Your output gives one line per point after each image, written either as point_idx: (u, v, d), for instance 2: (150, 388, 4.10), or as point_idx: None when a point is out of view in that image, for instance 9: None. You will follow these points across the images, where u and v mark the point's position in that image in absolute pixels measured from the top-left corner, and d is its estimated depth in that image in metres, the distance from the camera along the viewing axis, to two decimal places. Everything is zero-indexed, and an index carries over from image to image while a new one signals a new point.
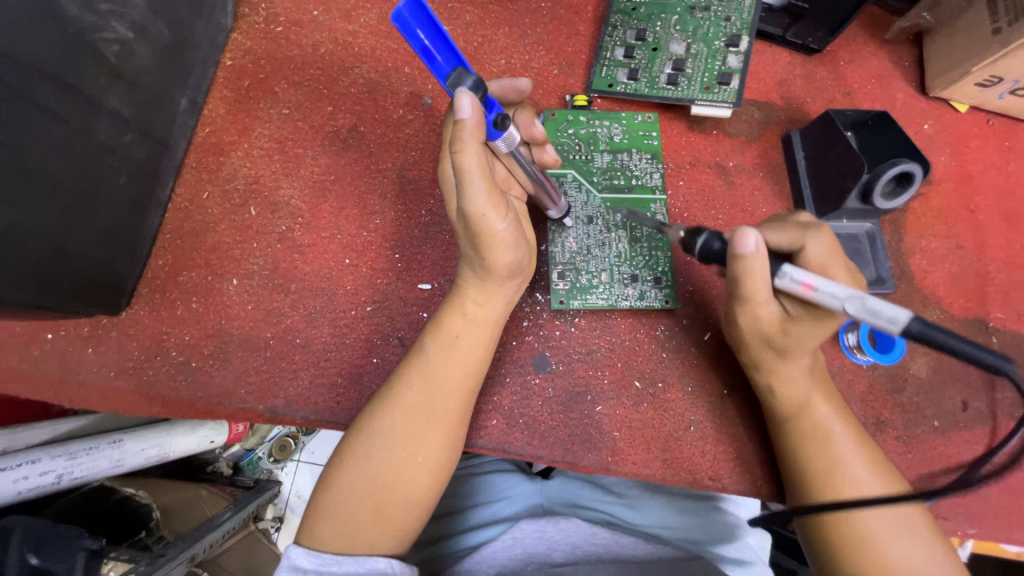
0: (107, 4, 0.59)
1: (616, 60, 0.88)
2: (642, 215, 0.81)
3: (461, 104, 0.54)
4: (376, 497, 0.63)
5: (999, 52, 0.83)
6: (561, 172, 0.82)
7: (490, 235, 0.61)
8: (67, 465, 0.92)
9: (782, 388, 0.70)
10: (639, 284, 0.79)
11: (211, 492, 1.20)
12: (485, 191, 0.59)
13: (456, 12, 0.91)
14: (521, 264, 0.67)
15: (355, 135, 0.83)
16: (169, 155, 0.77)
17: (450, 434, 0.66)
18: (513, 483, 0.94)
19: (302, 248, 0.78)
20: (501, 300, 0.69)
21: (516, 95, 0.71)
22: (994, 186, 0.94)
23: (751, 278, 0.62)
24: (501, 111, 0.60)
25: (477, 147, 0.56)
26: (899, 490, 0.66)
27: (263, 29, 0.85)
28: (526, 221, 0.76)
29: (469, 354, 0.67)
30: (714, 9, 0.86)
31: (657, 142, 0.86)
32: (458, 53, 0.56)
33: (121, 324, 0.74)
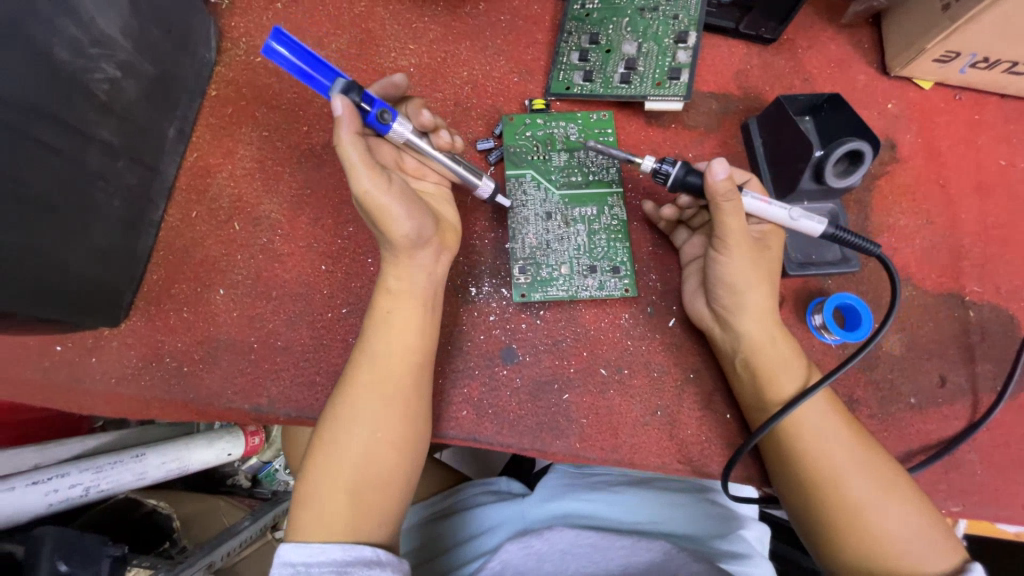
0: (96, 48, 0.67)
1: (572, 64, 0.92)
2: (599, 208, 0.84)
3: (335, 105, 0.65)
4: (349, 478, 0.67)
5: (949, 27, 0.84)
6: (519, 173, 0.86)
7: (381, 209, 0.67)
8: (95, 477, 1.00)
9: (763, 330, 0.74)
10: (598, 275, 0.82)
11: (228, 503, 1.25)
12: (366, 171, 0.66)
13: (421, 31, 0.97)
14: (423, 233, 0.71)
15: (329, 150, 0.89)
16: (161, 179, 0.84)
17: (406, 410, 0.71)
18: (500, 508, 0.97)
19: (282, 257, 0.84)
20: (418, 271, 0.74)
21: (396, 90, 0.79)
22: (964, 159, 0.94)
23: (731, 200, 0.70)
24: (383, 106, 0.70)
25: (352, 135, 0.65)
26: (868, 443, 0.71)
27: (244, 61, 0.93)
28: (447, 202, 0.82)
29: (408, 331, 0.73)
30: (662, 9, 0.90)
31: (613, 138, 0.90)
32: (333, 68, 0.69)
33: (121, 335, 0.80)
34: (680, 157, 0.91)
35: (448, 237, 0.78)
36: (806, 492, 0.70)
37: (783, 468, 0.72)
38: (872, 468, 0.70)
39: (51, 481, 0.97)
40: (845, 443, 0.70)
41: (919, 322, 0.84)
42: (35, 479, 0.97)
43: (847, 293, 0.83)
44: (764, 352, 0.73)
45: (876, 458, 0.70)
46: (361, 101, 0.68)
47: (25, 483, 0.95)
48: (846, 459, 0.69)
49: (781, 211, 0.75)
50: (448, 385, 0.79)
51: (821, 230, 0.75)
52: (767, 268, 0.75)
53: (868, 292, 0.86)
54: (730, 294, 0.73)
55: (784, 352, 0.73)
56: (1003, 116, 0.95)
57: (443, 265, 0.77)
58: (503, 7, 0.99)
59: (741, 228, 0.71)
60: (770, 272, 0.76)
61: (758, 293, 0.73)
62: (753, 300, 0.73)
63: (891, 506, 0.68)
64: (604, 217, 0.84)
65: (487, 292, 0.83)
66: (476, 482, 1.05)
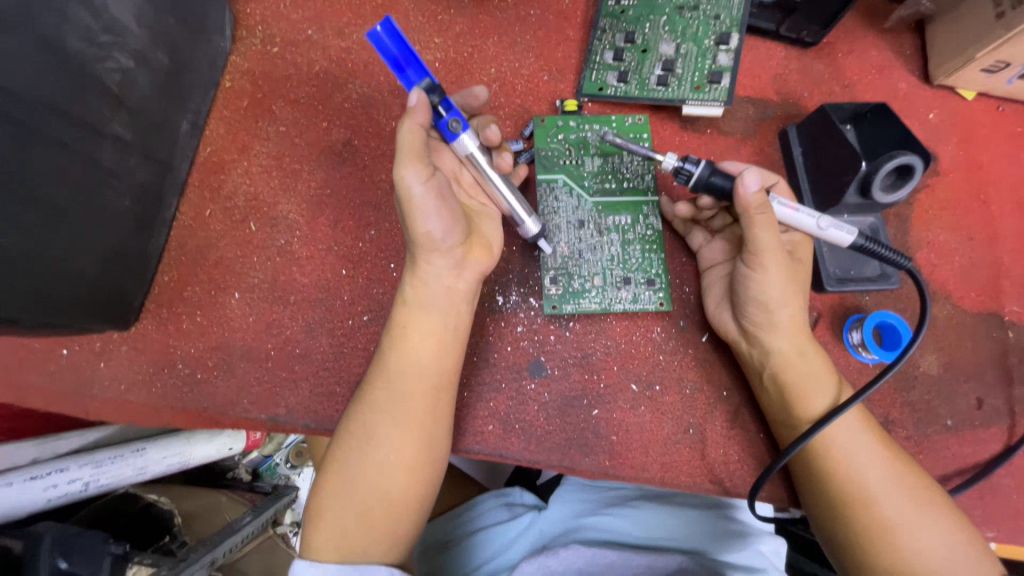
0: (108, 36, 0.63)
1: (605, 64, 0.88)
2: (634, 217, 0.81)
3: (411, 97, 0.66)
4: (361, 498, 0.65)
5: (1003, 37, 0.80)
6: (551, 178, 0.82)
7: (410, 201, 0.65)
8: (94, 472, 0.97)
9: (793, 349, 0.71)
10: (633, 287, 0.79)
11: (230, 498, 1.19)
12: (410, 158, 0.64)
13: (446, 24, 0.92)
14: (446, 238, 0.68)
15: (349, 148, 0.85)
16: (174, 175, 0.80)
17: (415, 429, 0.67)
18: (513, 523, 0.95)
19: (300, 260, 0.80)
20: (435, 282, 0.70)
21: (475, 102, 0.80)
22: (1006, 174, 0.91)
23: (763, 215, 0.67)
24: (458, 115, 0.68)
25: (414, 124, 0.65)
26: (904, 467, 0.69)
27: (260, 50, 0.88)
28: (492, 223, 0.77)
29: (421, 345, 0.69)
30: (703, 8, 0.86)
31: (648, 143, 0.86)
32: (426, 68, 0.68)
33: (131, 339, 0.77)
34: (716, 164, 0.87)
35: (477, 251, 0.73)
36: (833, 510, 0.68)
37: (812, 487, 0.70)
38: (907, 491, 0.67)
39: (50, 476, 0.94)
40: (879, 467, 0.68)
41: (957, 343, 0.82)
42: (34, 473, 0.94)
43: (888, 311, 0.80)
44: (793, 369, 0.71)
45: (912, 483, 0.68)
46: (440, 105, 0.67)
47: (23, 478, 0.92)
48: (876, 475, 0.68)
49: (808, 219, 0.72)
50: (473, 398, 0.76)
51: (850, 240, 0.72)
52: (799, 285, 0.72)
53: (905, 310, 0.83)
54: (758, 309, 0.71)
55: (817, 368, 0.71)
56: None
57: (465, 281, 0.72)
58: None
59: (774, 242, 0.67)
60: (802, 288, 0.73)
61: (790, 309, 0.70)
62: (783, 314, 0.70)
63: (926, 526, 0.66)
64: (638, 225, 0.81)
65: (515, 302, 0.80)
66: (492, 495, 1.03)
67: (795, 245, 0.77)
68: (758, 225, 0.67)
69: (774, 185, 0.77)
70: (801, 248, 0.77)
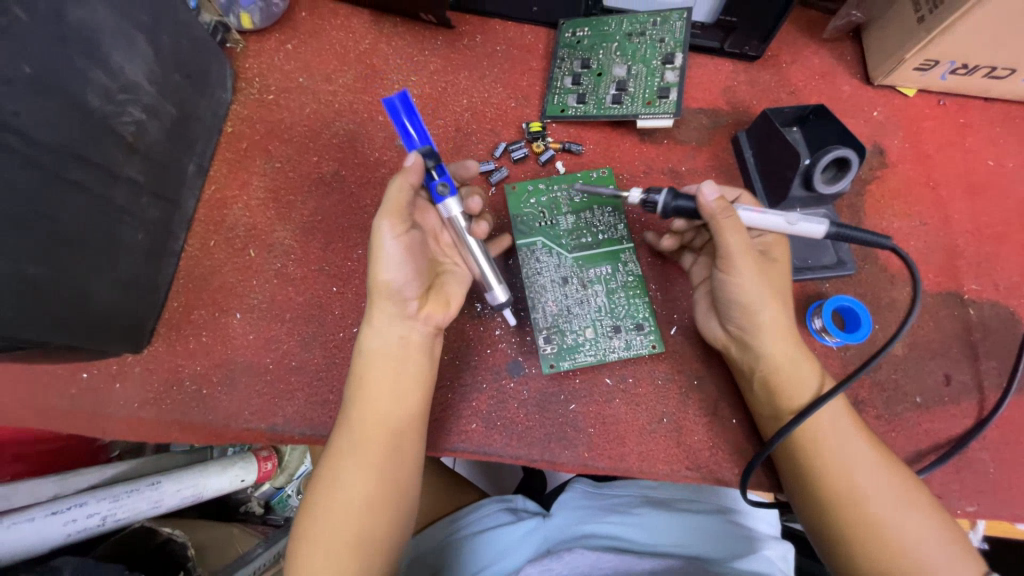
0: (124, 94, 0.73)
1: (565, 88, 0.97)
2: (614, 266, 0.84)
3: (409, 158, 0.74)
4: (331, 546, 0.67)
5: (925, 38, 0.88)
6: (530, 241, 0.86)
7: (379, 250, 0.72)
8: (111, 506, 1.01)
9: (775, 350, 0.73)
10: (624, 334, 0.82)
11: (242, 530, 1.27)
12: (386, 213, 0.71)
13: (422, 64, 1.03)
14: (403, 289, 0.74)
15: (338, 178, 0.94)
16: (181, 212, 0.89)
17: (376, 474, 0.70)
18: (519, 528, 0.96)
19: (295, 281, 0.87)
20: (394, 333, 0.75)
21: (466, 172, 0.88)
22: (952, 162, 0.96)
23: (729, 219, 0.71)
24: (447, 181, 0.76)
25: (403, 181, 0.72)
26: (896, 467, 0.69)
27: (257, 98, 0.99)
28: (456, 284, 0.83)
29: (381, 396, 0.73)
30: (649, 33, 0.95)
31: (617, 195, 0.89)
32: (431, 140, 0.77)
33: (143, 360, 0.84)
34: (673, 170, 0.94)
35: (435, 305, 0.78)
36: (818, 501, 0.69)
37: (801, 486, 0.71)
38: (900, 490, 0.68)
39: (71, 511, 0.99)
40: (871, 467, 0.69)
41: (919, 322, 0.85)
42: (56, 508, 0.98)
43: (846, 295, 0.84)
44: (782, 373, 0.73)
45: (902, 483, 0.68)
46: (434, 169, 0.76)
47: (45, 513, 0.97)
48: (864, 466, 0.68)
49: (777, 219, 0.73)
50: (456, 399, 0.81)
51: (824, 230, 0.72)
52: (778, 288, 0.74)
53: (866, 294, 0.87)
54: (734, 311, 0.74)
55: (802, 365, 0.73)
56: (987, 118, 0.98)
57: (420, 332, 0.76)
58: (498, 38, 1.05)
59: (745, 243, 0.71)
60: (783, 291, 0.75)
61: (769, 312, 0.73)
62: (764, 317, 0.73)
63: (907, 513, 0.66)
64: (619, 274, 0.84)
65: (493, 308, 0.86)
66: (495, 500, 1.03)
67: (771, 244, 0.78)
68: (725, 228, 0.71)
69: (739, 198, 0.82)
70: (776, 249, 0.78)
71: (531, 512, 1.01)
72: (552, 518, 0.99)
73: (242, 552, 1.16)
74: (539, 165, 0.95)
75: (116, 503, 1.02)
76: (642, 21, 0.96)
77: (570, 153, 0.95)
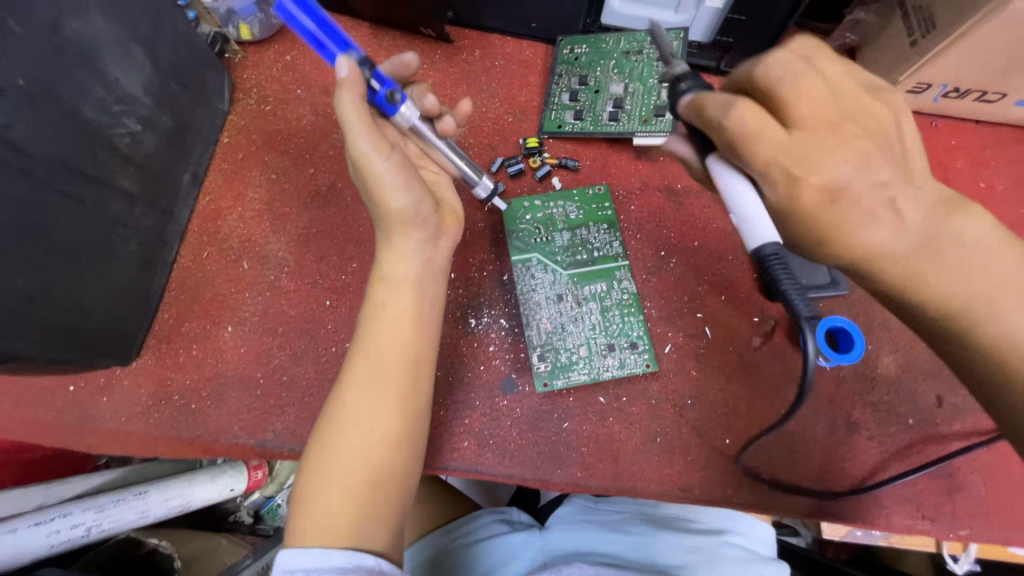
0: (120, 105, 0.73)
1: (562, 105, 0.98)
2: (609, 284, 0.85)
3: (340, 68, 0.67)
4: (351, 479, 0.64)
5: (920, 61, 0.89)
6: (525, 257, 0.86)
7: (375, 175, 0.68)
8: (96, 517, 0.98)
9: (933, 286, 0.54)
10: (617, 353, 0.82)
11: (230, 542, 1.23)
12: (365, 133, 0.66)
13: (420, 78, 1.03)
14: (419, 211, 0.72)
15: (333, 191, 0.94)
16: (175, 223, 0.88)
17: (398, 398, 0.68)
18: (515, 538, 0.97)
19: (288, 294, 0.87)
20: (417, 257, 0.74)
21: (406, 70, 0.80)
22: (944, 183, 0.97)
23: (715, 169, 0.63)
24: (394, 87, 0.72)
25: (352, 96, 0.66)
26: None
27: (255, 109, 0.99)
28: (449, 190, 0.85)
29: (401, 318, 0.71)
30: (646, 52, 0.96)
31: (612, 212, 0.90)
32: (345, 39, 0.72)
33: (131, 373, 0.83)
34: (669, 187, 0.95)
35: (447, 221, 0.79)
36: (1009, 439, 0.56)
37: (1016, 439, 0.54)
38: None
39: (54, 522, 0.94)
40: None
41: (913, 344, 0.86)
42: (38, 519, 0.93)
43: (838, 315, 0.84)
44: (922, 297, 0.55)
45: None
46: (372, 78, 0.71)
47: (27, 524, 0.92)
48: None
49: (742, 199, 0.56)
50: (449, 416, 0.80)
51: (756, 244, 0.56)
52: (902, 215, 0.53)
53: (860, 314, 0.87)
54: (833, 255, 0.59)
55: (990, 283, 0.53)
56: (979, 141, 0.99)
57: (441, 252, 0.77)
58: (497, 53, 1.05)
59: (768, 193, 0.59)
60: (924, 206, 0.54)
61: (887, 243, 0.54)
62: (878, 254, 0.54)
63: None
64: (614, 292, 0.84)
65: (487, 323, 0.85)
66: (490, 510, 1.05)
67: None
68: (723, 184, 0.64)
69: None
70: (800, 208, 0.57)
71: (526, 524, 1.02)
72: (549, 531, 0.98)
73: (229, 564, 1.12)
74: (536, 181, 0.95)
75: (101, 514, 0.99)
76: (639, 40, 0.97)
77: (567, 168, 0.95)
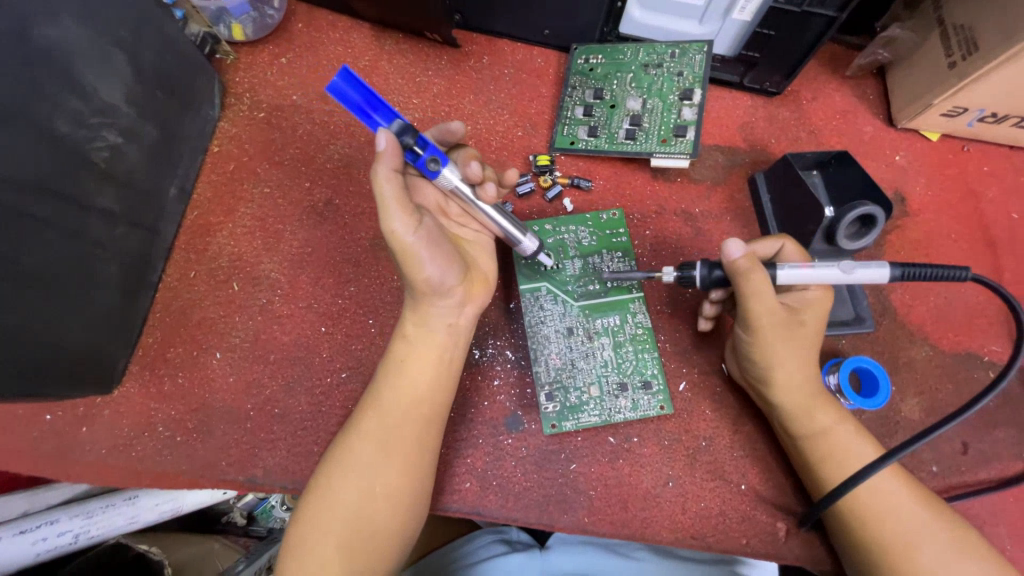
0: (98, 117, 0.67)
1: (576, 119, 0.92)
2: (622, 317, 0.80)
3: (378, 140, 0.63)
4: (346, 541, 0.61)
5: (957, 84, 0.83)
6: (534, 286, 0.81)
7: (405, 251, 0.66)
8: (85, 523, 0.90)
9: (795, 400, 0.70)
10: (630, 393, 0.77)
11: (223, 545, 1.01)
12: (398, 210, 0.64)
13: (425, 85, 0.97)
14: (444, 280, 0.69)
15: (331, 207, 0.88)
16: (160, 240, 0.83)
17: (409, 467, 0.65)
18: (511, 560, 0.85)
19: (281, 319, 0.82)
20: (438, 319, 0.72)
21: (452, 137, 0.78)
22: (975, 213, 0.92)
23: (754, 278, 0.66)
24: (436, 153, 0.69)
25: (388, 172, 0.64)
26: (926, 504, 0.65)
27: (248, 115, 0.93)
28: (486, 252, 0.80)
29: (417, 377, 0.70)
30: (666, 65, 0.90)
31: (626, 238, 0.85)
32: (392, 109, 0.67)
33: (113, 402, 0.78)
34: (686, 212, 0.90)
35: (476, 286, 0.75)
36: (858, 547, 0.65)
37: (853, 544, 0.65)
38: (936, 536, 0.63)
39: (40, 529, 0.89)
40: (909, 512, 0.64)
41: (938, 385, 0.82)
42: (23, 527, 0.88)
43: (863, 355, 0.81)
44: (797, 416, 0.70)
45: (935, 526, 0.64)
46: (415, 145, 0.67)
47: (11, 533, 0.87)
48: (893, 504, 0.65)
49: (831, 269, 0.68)
50: (451, 455, 0.76)
51: (886, 272, 0.68)
52: (806, 349, 0.70)
53: (882, 353, 0.83)
54: (760, 367, 0.70)
55: (833, 421, 0.69)
56: (1013, 169, 0.94)
57: (466, 317, 0.74)
58: (506, 60, 0.99)
59: (767, 308, 0.67)
60: (806, 362, 0.71)
61: (793, 362, 0.70)
62: (785, 370, 0.69)
63: (937, 528, 0.64)
64: (628, 326, 0.80)
65: (491, 355, 0.81)
66: (487, 529, 0.94)
67: (805, 303, 0.71)
68: (748, 292, 0.67)
69: (780, 250, 0.74)
70: (815, 306, 0.71)
71: (526, 544, 0.90)
72: (549, 552, 0.87)
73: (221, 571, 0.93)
74: (546, 201, 0.90)
75: (90, 519, 0.91)
76: (659, 52, 0.90)
77: (579, 189, 0.90)
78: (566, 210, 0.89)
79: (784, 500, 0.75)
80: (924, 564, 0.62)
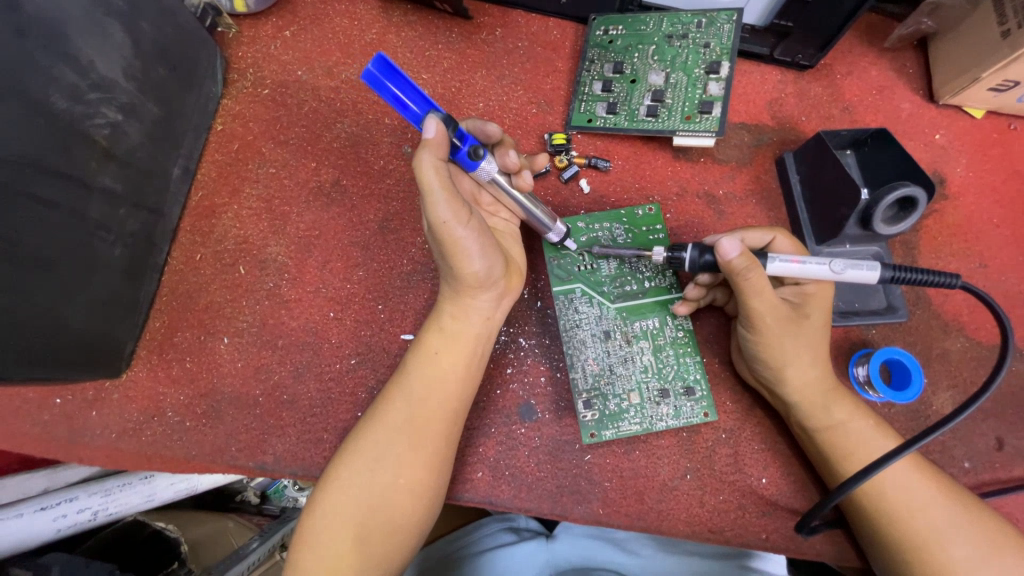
0: (95, 93, 0.64)
1: (594, 95, 0.87)
2: (662, 320, 0.76)
3: (428, 128, 0.60)
4: (374, 527, 0.60)
5: (1009, 56, 0.76)
6: (568, 287, 0.78)
7: (454, 245, 0.63)
8: (102, 501, 0.89)
9: (807, 393, 0.68)
10: (672, 400, 0.74)
11: (238, 523, 1.01)
12: (445, 200, 0.60)
13: (434, 59, 0.92)
14: (491, 274, 0.68)
15: (338, 189, 0.85)
16: (165, 222, 0.80)
17: (437, 459, 0.65)
18: (519, 551, 0.84)
19: (289, 303, 0.80)
20: (478, 311, 0.71)
21: (487, 138, 0.73)
22: (1020, 194, 0.86)
23: (750, 277, 0.63)
24: (475, 143, 0.66)
25: (436, 161, 0.60)
26: (954, 494, 0.63)
27: (251, 92, 0.89)
28: (516, 241, 0.80)
29: (450, 373, 0.68)
30: (692, 36, 0.84)
31: (664, 234, 0.81)
32: (426, 96, 0.62)
33: (122, 385, 0.77)
34: (709, 196, 0.85)
35: (513, 279, 0.74)
36: (895, 556, 0.61)
37: (881, 547, 0.63)
38: (969, 528, 0.61)
39: (59, 507, 0.87)
40: (936, 501, 0.62)
41: (972, 378, 0.78)
42: (42, 505, 0.87)
43: (896, 347, 0.75)
44: (812, 410, 0.68)
45: (965, 517, 0.61)
46: (456, 137, 0.64)
47: (33, 509, 0.86)
48: (924, 501, 0.62)
49: (820, 268, 0.65)
50: (463, 444, 0.74)
51: (876, 275, 0.64)
52: (814, 344, 0.68)
53: (915, 344, 0.79)
54: (768, 365, 0.68)
55: (845, 416, 0.67)
56: None
57: (502, 311, 0.73)
58: (520, 32, 0.94)
59: (771, 303, 0.66)
60: (822, 354, 0.69)
61: (799, 358, 0.68)
62: (796, 367, 0.68)
63: (968, 519, 0.61)
64: (668, 329, 0.76)
65: (505, 342, 0.78)
66: (495, 517, 0.93)
67: (805, 298, 0.69)
68: (747, 288, 0.64)
69: (772, 242, 0.71)
70: (817, 301, 0.69)
71: (534, 532, 0.89)
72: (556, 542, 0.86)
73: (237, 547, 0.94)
74: (561, 182, 0.86)
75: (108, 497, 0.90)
76: (684, 22, 0.85)
77: (596, 169, 0.86)
78: (581, 191, 0.85)
79: (806, 495, 0.72)
80: (958, 562, 0.59)
